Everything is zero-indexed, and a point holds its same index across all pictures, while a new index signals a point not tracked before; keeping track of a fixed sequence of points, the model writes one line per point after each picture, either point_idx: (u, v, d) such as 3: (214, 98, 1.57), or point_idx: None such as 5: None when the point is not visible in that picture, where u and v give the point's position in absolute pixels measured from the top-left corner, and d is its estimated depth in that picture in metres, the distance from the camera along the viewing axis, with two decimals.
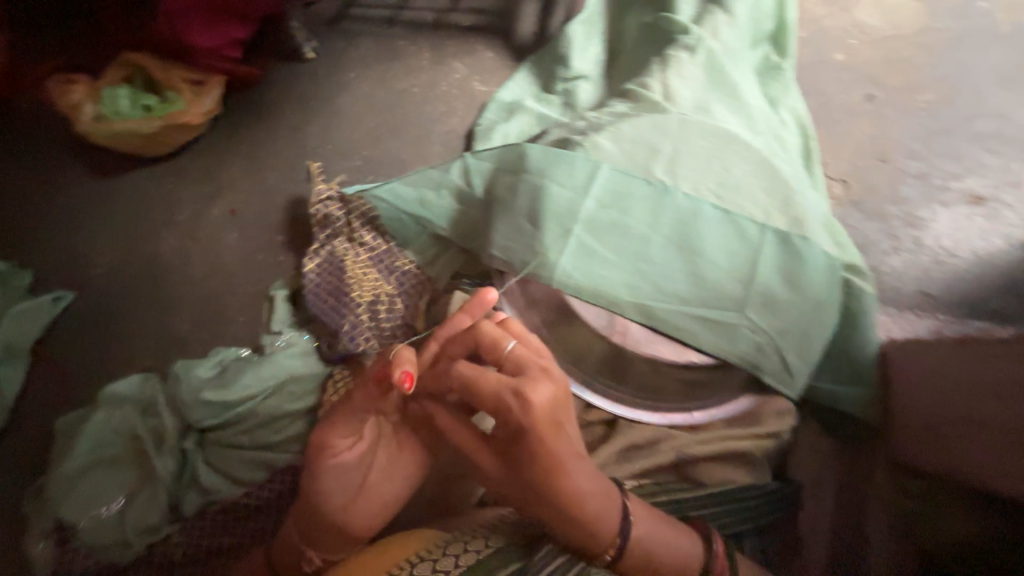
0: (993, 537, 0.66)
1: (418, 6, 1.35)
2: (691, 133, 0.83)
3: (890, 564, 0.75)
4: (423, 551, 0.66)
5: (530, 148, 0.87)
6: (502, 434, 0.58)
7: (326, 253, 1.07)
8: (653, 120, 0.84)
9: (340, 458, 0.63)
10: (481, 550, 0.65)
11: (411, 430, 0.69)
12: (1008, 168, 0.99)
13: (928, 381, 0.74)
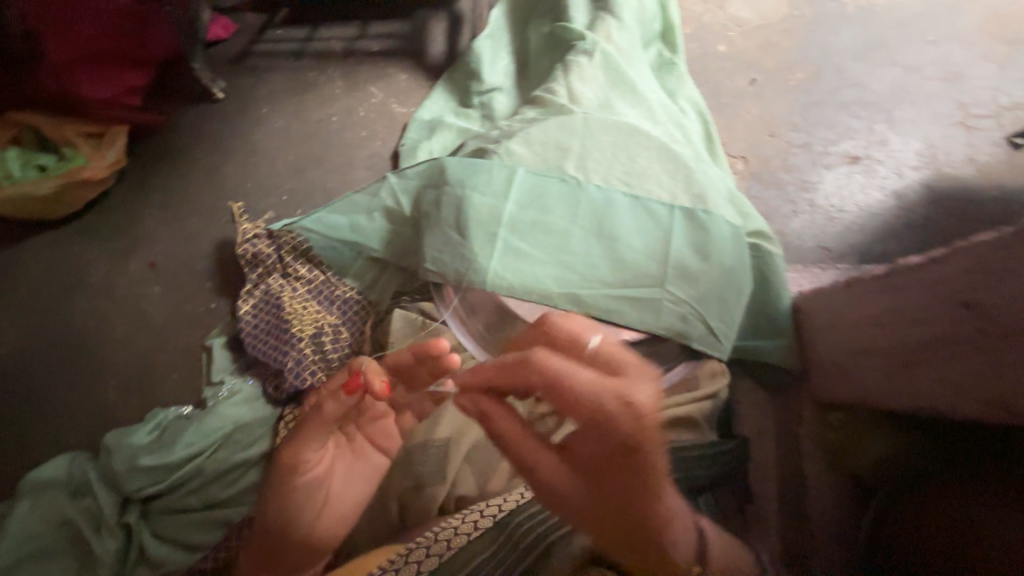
0: (910, 450, 0.71)
1: (327, 39, 1.37)
2: (595, 130, 0.89)
3: (832, 498, 0.75)
4: (386, 562, 0.62)
5: (448, 160, 0.88)
6: (598, 445, 0.57)
7: (261, 291, 1.05)
8: (558, 122, 0.90)
9: (311, 468, 0.71)
10: (445, 552, 0.61)
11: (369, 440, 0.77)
12: (873, 129, 1.12)
13: (834, 325, 0.80)
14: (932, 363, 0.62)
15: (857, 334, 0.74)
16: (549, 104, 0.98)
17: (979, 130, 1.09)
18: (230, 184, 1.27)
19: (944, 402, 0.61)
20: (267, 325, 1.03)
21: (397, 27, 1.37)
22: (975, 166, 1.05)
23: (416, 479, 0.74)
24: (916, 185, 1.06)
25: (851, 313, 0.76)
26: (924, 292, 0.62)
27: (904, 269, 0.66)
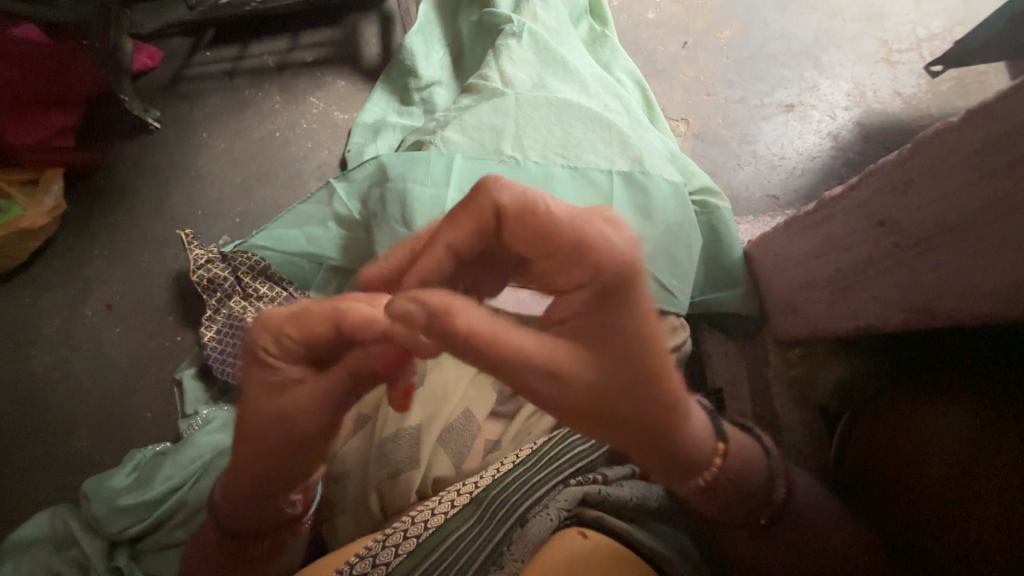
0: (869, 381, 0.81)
1: (259, 55, 1.35)
2: (528, 108, 0.90)
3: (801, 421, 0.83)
4: (362, 551, 0.64)
5: (387, 156, 0.89)
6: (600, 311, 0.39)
7: (223, 316, 1.04)
8: (491, 105, 0.91)
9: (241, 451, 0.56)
10: (423, 531, 0.63)
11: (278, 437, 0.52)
12: (804, 76, 1.15)
13: (777, 266, 0.83)
14: (879, 281, 0.61)
15: (800, 271, 0.76)
16: (482, 90, 0.99)
17: (902, 64, 1.13)
18: (180, 214, 1.25)
19: (877, 316, 0.63)
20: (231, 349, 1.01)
21: (328, 33, 1.35)
22: (900, 100, 1.10)
23: (389, 470, 0.78)
24: (848, 126, 1.10)
25: (790, 250, 0.77)
26: (848, 216, 0.63)
27: (827, 199, 0.67)
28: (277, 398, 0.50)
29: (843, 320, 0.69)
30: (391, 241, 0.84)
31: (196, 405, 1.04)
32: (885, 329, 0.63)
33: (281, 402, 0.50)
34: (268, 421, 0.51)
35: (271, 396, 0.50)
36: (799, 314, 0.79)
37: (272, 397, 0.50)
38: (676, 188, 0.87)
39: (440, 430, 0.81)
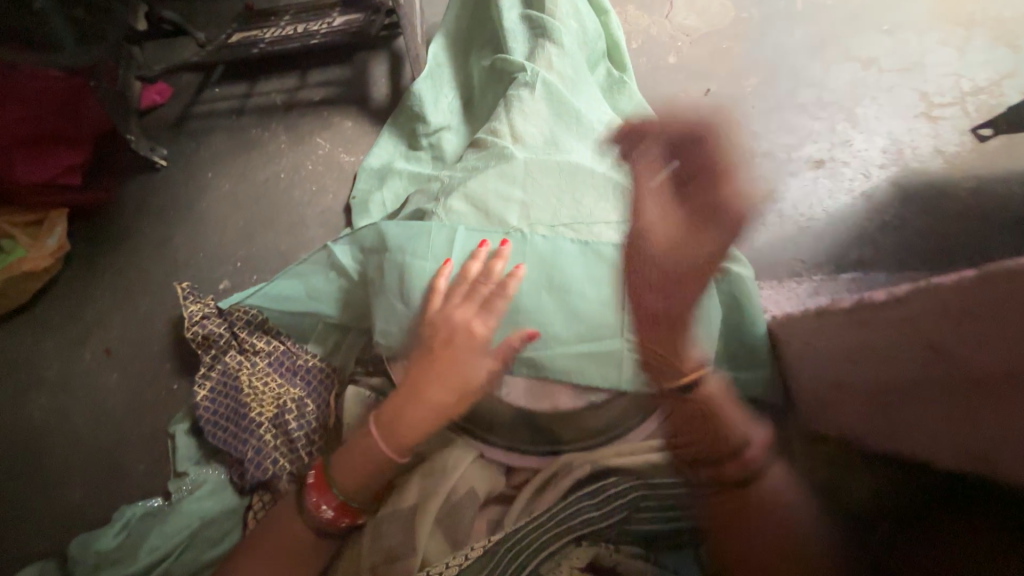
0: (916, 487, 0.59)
1: (267, 93, 1.33)
2: (536, 175, 0.86)
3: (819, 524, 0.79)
4: None
5: (389, 226, 0.87)
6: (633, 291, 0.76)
7: (218, 373, 0.99)
8: (497, 171, 0.88)
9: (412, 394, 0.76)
10: None
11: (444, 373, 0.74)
12: (835, 129, 1.09)
13: (806, 352, 0.76)
14: (928, 412, 0.54)
15: (830, 366, 0.69)
16: (490, 150, 0.94)
17: (943, 120, 1.06)
18: (182, 257, 1.23)
19: (919, 447, 0.57)
20: (224, 413, 0.96)
21: (338, 72, 1.32)
22: (941, 158, 1.03)
23: (386, 553, 0.74)
24: (881, 186, 1.04)
25: (824, 344, 0.70)
26: (891, 330, 0.55)
27: (868, 303, 0.59)
28: (453, 355, 0.74)
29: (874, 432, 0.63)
30: (388, 318, 0.81)
31: (184, 465, 0.99)
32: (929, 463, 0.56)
33: (461, 351, 0.74)
34: (451, 366, 0.74)
35: (447, 354, 0.75)
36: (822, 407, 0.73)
37: (449, 349, 0.75)
38: (693, 263, 0.82)
39: (440, 508, 0.75)
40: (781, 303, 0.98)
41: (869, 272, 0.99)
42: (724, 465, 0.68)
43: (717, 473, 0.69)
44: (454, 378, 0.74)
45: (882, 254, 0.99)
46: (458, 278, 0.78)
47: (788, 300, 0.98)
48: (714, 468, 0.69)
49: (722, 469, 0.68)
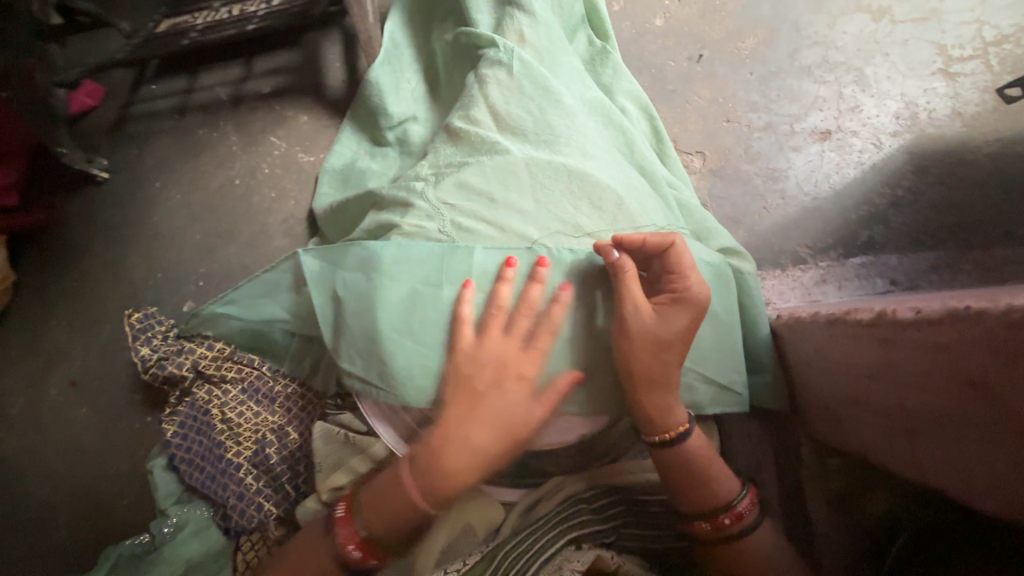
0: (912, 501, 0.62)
1: (210, 87, 1.19)
2: (535, 174, 0.75)
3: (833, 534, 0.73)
4: None
5: (383, 246, 0.70)
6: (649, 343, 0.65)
7: (189, 408, 0.92)
8: (490, 169, 0.75)
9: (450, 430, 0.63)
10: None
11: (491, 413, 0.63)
12: (842, 94, 0.99)
13: (815, 360, 0.69)
14: (961, 447, 0.48)
15: (844, 380, 0.62)
16: (476, 142, 0.81)
17: (961, 77, 0.96)
18: (139, 279, 1.13)
19: (950, 480, 0.51)
20: (197, 451, 0.88)
21: (286, 57, 1.18)
22: (959, 121, 0.94)
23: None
24: (895, 155, 0.94)
25: (836, 356, 0.63)
26: (916, 353, 0.49)
27: (890, 318, 0.52)
28: (502, 397, 0.63)
29: (896, 455, 0.58)
30: (392, 363, 0.66)
31: (167, 504, 0.91)
32: (955, 495, 0.51)
33: (507, 395, 0.64)
34: (496, 411, 0.63)
35: (492, 395, 0.64)
36: (834, 419, 0.68)
37: (495, 391, 0.64)
38: (709, 268, 0.75)
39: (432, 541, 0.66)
40: (785, 294, 0.92)
41: (880, 254, 0.91)
42: (721, 516, 0.65)
43: (714, 527, 0.65)
44: (501, 427, 0.63)
45: (895, 233, 0.91)
46: (493, 306, 0.66)
47: (792, 291, 0.92)
48: (708, 521, 0.65)
49: (718, 520, 0.65)
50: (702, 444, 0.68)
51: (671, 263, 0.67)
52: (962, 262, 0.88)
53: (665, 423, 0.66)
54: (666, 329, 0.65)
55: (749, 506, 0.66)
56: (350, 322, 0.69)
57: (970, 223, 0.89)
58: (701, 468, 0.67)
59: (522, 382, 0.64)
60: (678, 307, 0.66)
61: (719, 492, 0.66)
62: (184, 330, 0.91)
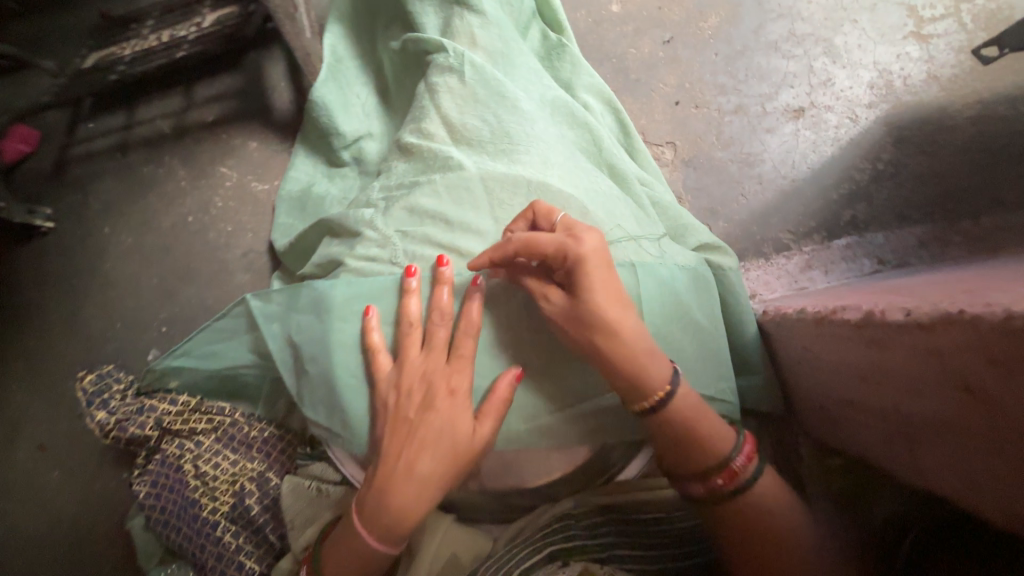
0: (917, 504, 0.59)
1: (151, 120, 1.12)
2: (493, 189, 0.70)
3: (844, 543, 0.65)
4: None
5: (331, 285, 0.65)
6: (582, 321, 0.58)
7: (158, 465, 0.83)
8: (445, 188, 0.70)
9: (394, 468, 0.54)
10: None
11: (423, 435, 0.54)
12: (813, 67, 0.94)
13: (805, 360, 0.65)
14: (965, 458, 0.44)
15: (837, 383, 0.59)
16: (430, 159, 0.75)
17: (934, 38, 0.91)
18: (94, 331, 1.07)
19: (956, 491, 0.47)
20: (169, 512, 0.80)
21: (228, 81, 1.11)
22: (937, 85, 0.89)
23: None
24: (872, 128, 0.90)
25: (825, 357, 0.60)
26: (907, 356, 0.45)
27: (878, 320, 0.48)
28: (457, 428, 0.55)
29: (900, 463, 0.54)
30: (352, 412, 0.61)
31: (150, 565, 0.84)
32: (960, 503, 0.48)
33: (440, 412, 0.55)
34: (432, 428, 0.54)
35: (452, 425, 0.55)
36: (832, 422, 0.64)
37: (425, 414, 0.55)
38: (685, 272, 0.71)
39: None
40: (770, 283, 0.89)
41: (866, 234, 0.87)
42: (713, 477, 0.60)
43: (707, 489, 0.60)
44: (437, 443, 0.54)
45: (878, 210, 0.87)
46: (405, 323, 0.60)
47: (778, 280, 0.88)
48: (701, 483, 0.60)
49: (711, 482, 0.60)
50: (689, 401, 0.60)
51: (595, 276, 0.57)
52: (950, 234, 0.85)
53: (645, 388, 0.58)
54: (585, 304, 0.57)
55: (745, 463, 0.60)
56: (308, 369, 0.64)
57: (956, 192, 0.85)
58: (691, 431, 0.60)
59: (455, 396, 0.56)
60: (620, 323, 0.58)
61: (713, 452, 0.60)
62: (141, 388, 0.82)
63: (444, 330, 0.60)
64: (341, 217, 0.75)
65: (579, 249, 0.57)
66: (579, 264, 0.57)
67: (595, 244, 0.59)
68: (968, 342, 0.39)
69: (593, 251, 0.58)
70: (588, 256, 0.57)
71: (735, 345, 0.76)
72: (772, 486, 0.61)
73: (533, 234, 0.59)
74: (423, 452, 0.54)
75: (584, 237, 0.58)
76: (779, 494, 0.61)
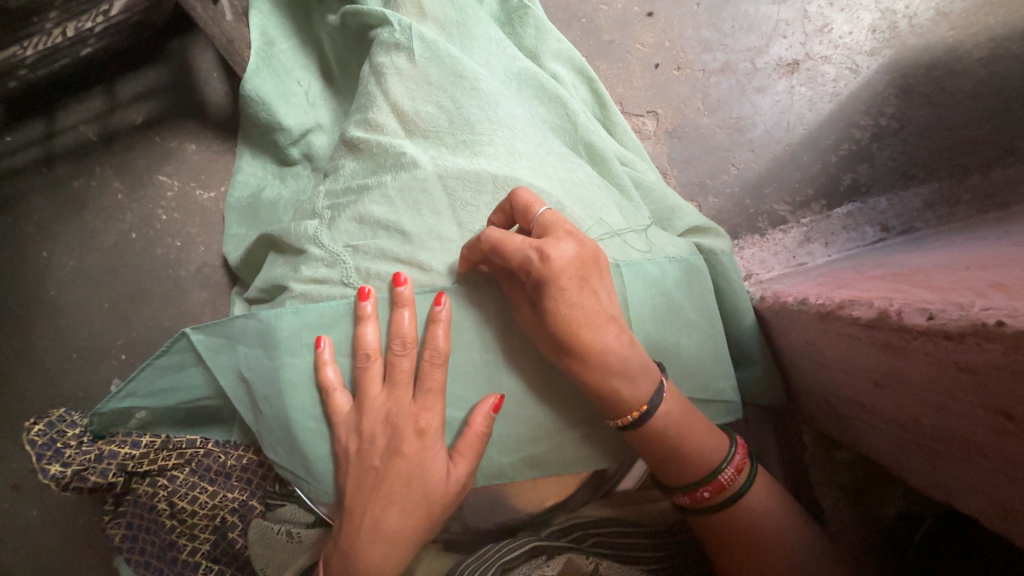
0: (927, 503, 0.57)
1: (72, 127, 1.01)
2: (451, 190, 0.61)
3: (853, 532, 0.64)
4: None
5: (277, 315, 0.58)
6: (549, 337, 0.54)
7: (130, 505, 0.71)
8: (397, 193, 0.61)
9: (368, 519, 0.53)
10: None
11: (393, 482, 0.53)
12: (807, 13, 0.84)
13: (808, 352, 0.60)
14: (992, 479, 0.39)
15: (846, 381, 0.54)
16: (381, 155, 0.65)
17: None
18: (49, 363, 0.95)
19: (975, 505, 0.44)
20: (145, 554, 0.69)
21: (155, 77, 1.01)
22: (946, 24, 0.79)
23: None
24: (874, 78, 0.81)
25: (832, 354, 0.54)
26: (931, 368, 0.39)
27: (893, 325, 0.42)
28: (428, 472, 0.53)
29: (919, 469, 0.50)
30: (313, 455, 0.57)
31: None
32: (982, 521, 0.44)
33: (408, 457, 0.53)
34: (400, 476, 0.53)
35: (422, 469, 0.53)
36: (840, 417, 0.60)
37: (392, 460, 0.53)
38: (675, 265, 0.64)
39: None
40: (766, 261, 0.82)
41: (869, 199, 0.80)
42: (699, 490, 0.55)
43: (692, 500, 0.56)
44: (410, 490, 0.53)
45: (881, 170, 0.79)
46: (361, 356, 0.56)
47: (774, 257, 0.82)
48: (686, 494, 0.56)
49: (696, 494, 0.56)
50: (673, 414, 0.55)
51: (565, 291, 0.51)
52: (958, 193, 0.77)
53: (624, 405, 0.54)
54: (549, 321, 0.52)
55: (733, 475, 0.55)
56: (261, 410, 0.59)
57: (965, 144, 0.77)
58: (675, 444, 0.55)
59: (423, 438, 0.53)
60: (591, 342, 0.52)
61: (699, 465, 0.55)
62: (96, 430, 0.69)
63: (407, 362, 0.55)
64: (286, 233, 0.67)
65: (549, 258, 0.51)
66: (547, 276, 0.51)
67: (569, 255, 0.52)
68: (1012, 364, 0.32)
69: (565, 263, 0.51)
70: (558, 269, 0.51)
71: (730, 336, 0.70)
72: (765, 492, 0.57)
73: (504, 236, 0.52)
74: (393, 499, 0.53)
75: (558, 246, 0.51)
76: (771, 500, 0.56)
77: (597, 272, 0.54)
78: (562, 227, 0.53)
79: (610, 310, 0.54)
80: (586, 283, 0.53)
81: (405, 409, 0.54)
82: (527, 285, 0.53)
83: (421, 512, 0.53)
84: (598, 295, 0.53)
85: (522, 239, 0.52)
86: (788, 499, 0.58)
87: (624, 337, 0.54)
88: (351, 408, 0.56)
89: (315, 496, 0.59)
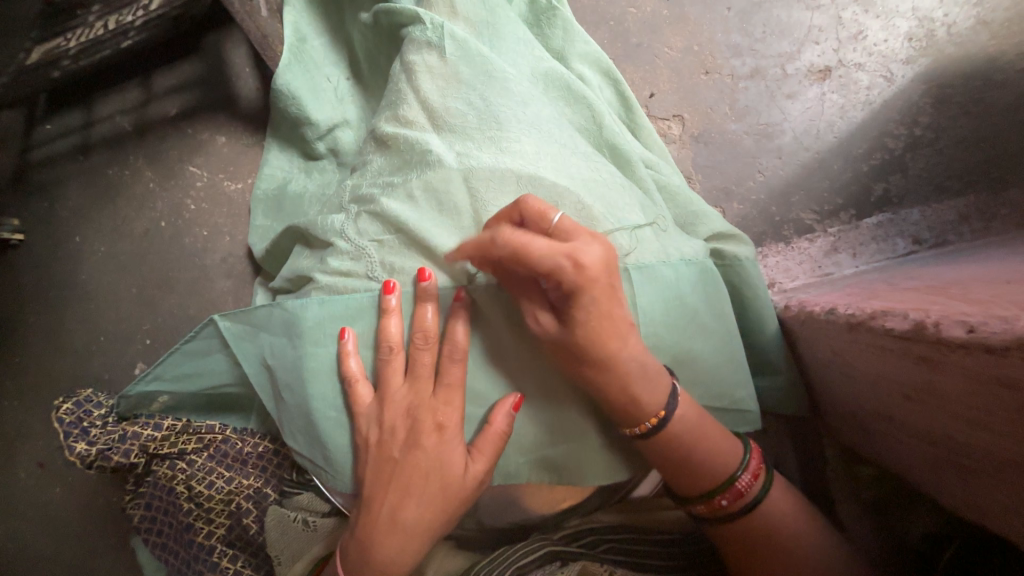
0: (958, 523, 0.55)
1: (109, 117, 1.04)
2: (477, 187, 0.62)
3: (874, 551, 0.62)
4: None
5: (303, 305, 0.59)
6: (570, 345, 0.53)
7: (152, 486, 0.72)
8: (423, 189, 0.62)
9: (385, 511, 0.54)
10: None
11: (412, 474, 0.53)
12: (841, 19, 0.82)
13: (835, 363, 0.59)
14: None
15: (876, 393, 0.52)
16: (408, 151, 0.66)
17: None
18: (79, 344, 0.98)
19: (1012, 528, 0.42)
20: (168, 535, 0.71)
21: (188, 70, 1.04)
22: (986, 33, 0.77)
23: None
24: (909, 87, 0.79)
25: (860, 366, 0.53)
26: (970, 382, 0.38)
27: (930, 337, 0.41)
28: (447, 465, 0.53)
29: (952, 490, 0.48)
30: (333, 445, 0.58)
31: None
32: (1021, 545, 0.42)
33: (427, 450, 0.53)
34: (419, 468, 0.53)
35: (441, 462, 0.53)
36: (869, 432, 0.59)
37: (410, 453, 0.54)
38: (697, 273, 0.63)
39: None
40: (791, 270, 0.80)
41: (900, 211, 0.78)
42: (717, 498, 0.54)
43: (709, 509, 0.55)
44: (428, 483, 0.53)
45: (914, 182, 0.78)
46: (384, 348, 0.56)
47: (799, 265, 0.80)
48: (703, 503, 0.55)
49: (714, 502, 0.55)
50: (690, 419, 0.55)
51: (596, 297, 0.51)
52: (994, 206, 0.75)
53: (641, 413, 0.54)
54: (577, 326, 0.52)
55: (749, 482, 0.55)
56: (284, 398, 0.60)
57: (1003, 157, 0.75)
58: (693, 450, 0.54)
59: (442, 432, 0.54)
60: (615, 350, 0.52)
61: (714, 472, 0.55)
62: (122, 412, 0.71)
63: (429, 355, 0.55)
64: (313, 225, 0.68)
65: (582, 265, 0.50)
66: (580, 282, 0.50)
67: (599, 258, 0.51)
68: None
69: (597, 268, 0.51)
70: (590, 274, 0.50)
71: (752, 344, 0.70)
72: (783, 499, 0.56)
73: (529, 239, 0.50)
74: (410, 491, 0.53)
75: (588, 250, 0.51)
76: (790, 510, 0.55)
77: (620, 276, 0.54)
78: (584, 230, 0.52)
79: (632, 315, 0.54)
80: (613, 288, 0.52)
81: (426, 404, 0.54)
82: (554, 290, 0.52)
83: (437, 505, 0.54)
84: (621, 302, 0.53)
85: (549, 242, 0.50)
86: (808, 511, 0.56)
87: (643, 344, 0.54)
88: (371, 400, 0.56)
89: (333, 486, 0.60)
